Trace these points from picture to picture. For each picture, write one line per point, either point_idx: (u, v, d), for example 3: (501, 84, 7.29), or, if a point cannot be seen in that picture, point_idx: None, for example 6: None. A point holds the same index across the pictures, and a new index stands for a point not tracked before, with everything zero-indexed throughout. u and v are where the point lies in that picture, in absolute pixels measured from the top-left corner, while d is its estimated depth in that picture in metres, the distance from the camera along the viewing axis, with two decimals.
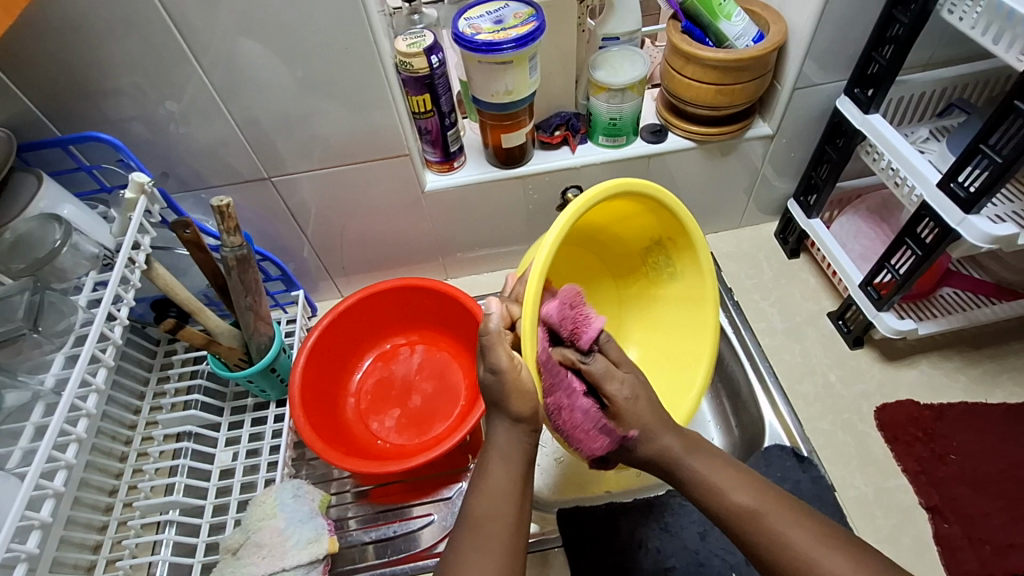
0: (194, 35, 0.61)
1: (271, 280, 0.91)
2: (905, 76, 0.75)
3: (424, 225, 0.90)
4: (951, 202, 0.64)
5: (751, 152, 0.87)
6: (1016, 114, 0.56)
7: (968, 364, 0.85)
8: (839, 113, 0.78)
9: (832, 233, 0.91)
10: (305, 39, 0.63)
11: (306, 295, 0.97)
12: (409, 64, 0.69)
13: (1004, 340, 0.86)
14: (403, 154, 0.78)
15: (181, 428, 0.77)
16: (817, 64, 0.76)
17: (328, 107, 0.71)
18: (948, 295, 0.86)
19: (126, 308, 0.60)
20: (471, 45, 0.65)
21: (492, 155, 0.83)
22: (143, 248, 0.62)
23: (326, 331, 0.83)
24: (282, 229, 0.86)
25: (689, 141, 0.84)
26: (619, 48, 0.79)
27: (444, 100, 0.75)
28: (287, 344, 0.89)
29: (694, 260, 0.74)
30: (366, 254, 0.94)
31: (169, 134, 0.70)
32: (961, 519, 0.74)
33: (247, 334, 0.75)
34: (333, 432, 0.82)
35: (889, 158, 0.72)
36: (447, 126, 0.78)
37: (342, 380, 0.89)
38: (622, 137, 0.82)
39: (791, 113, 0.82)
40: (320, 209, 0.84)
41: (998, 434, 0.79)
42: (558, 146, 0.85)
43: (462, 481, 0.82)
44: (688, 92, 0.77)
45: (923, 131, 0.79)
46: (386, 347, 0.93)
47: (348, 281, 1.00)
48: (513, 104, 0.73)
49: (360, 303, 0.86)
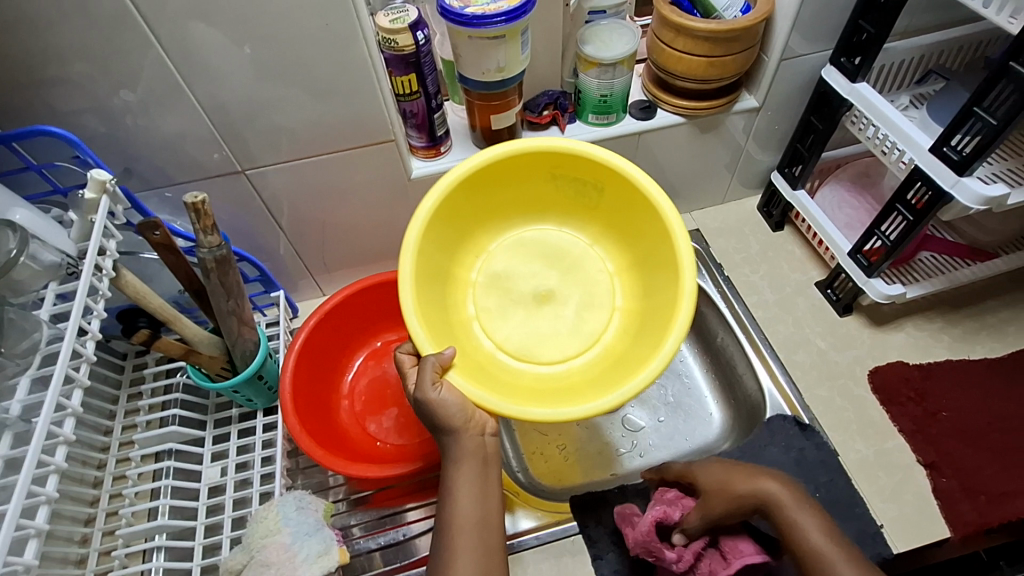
0: (154, 16, 0.55)
1: (248, 282, 0.84)
2: (889, 43, 0.76)
3: (409, 215, 0.86)
4: (943, 166, 0.65)
5: (736, 127, 0.87)
6: (1009, 77, 0.56)
7: (950, 324, 0.88)
8: (825, 83, 0.79)
9: (818, 204, 0.92)
10: (271, 20, 0.57)
11: (285, 295, 0.92)
12: (393, 42, 0.64)
13: (980, 298, 0.90)
14: (388, 140, 0.74)
15: (162, 446, 0.71)
16: (803, 35, 0.76)
17: (304, 93, 0.65)
18: (927, 259, 0.88)
19: (97, 321, 0.54)
20: (460, 18, 0.61)
21: (479, 138, 0.80)
22: (110, 252, 0.56)
23: (314, 333, 0.79)
24: (258, 226, 0.80)
25: (678, 116, 0.83)
26: (607, 22, 0.77)
27: (430, 81, 0.70)
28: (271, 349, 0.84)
29: (609, 171, 0.68)
30: (349, 249, 0.90)
31: (127, 127, 0.64)
32: (956, 473, 0.76)
33: (230, 339, 0.70)
34: (330, 436, 0.77)
35: (878, 126, 0.73)
36: (433, 108, 0.74)
37: (334, 382, 0.84)
38: (611, 115, 0.80)
39: (777, 85, 0.82)
40: (299, 203, 0.79)
41: (983, 388, 0.82)
42: (546, 126, 0.82)
43: None
44: (679, 65, 0.76)
45: (904, 99, 0.80)
46: (377, 345, 0.89)
47: (330, 278, 0.95)
48: (503, 82, 0.69)
49: (348, 300, 0.82)
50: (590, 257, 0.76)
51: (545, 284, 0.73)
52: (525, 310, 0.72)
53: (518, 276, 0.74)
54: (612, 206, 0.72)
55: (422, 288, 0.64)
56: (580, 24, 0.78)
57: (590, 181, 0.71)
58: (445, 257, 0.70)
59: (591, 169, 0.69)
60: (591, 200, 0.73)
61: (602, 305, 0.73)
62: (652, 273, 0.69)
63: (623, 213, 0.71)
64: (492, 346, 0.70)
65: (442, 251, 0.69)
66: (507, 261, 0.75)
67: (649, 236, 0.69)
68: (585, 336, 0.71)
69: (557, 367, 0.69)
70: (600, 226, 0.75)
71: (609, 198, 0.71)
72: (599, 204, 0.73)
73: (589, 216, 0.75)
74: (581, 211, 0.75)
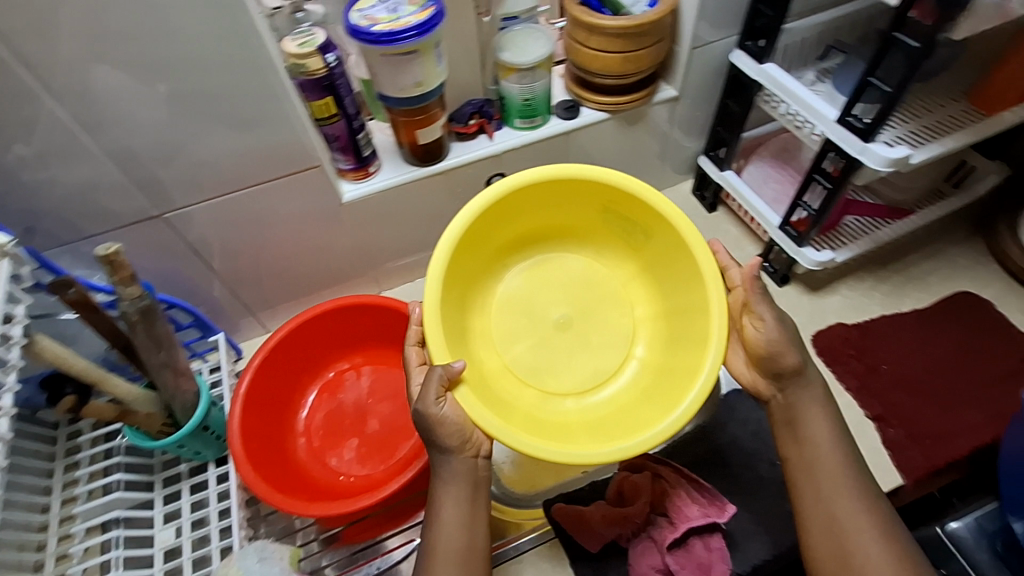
0: (39, 63, 0.51)
1: (182, 329, 0.80)
2: (790, 23, 0.79)
3: (347, 239, 0.84)
4: (850, 135, 0.69)
5: (659, 117, 0.89)
6: (896, 46, 0.60)
7: (879, 282, 0.93)
8: (736, 67, 0.82)
9: (745, 182, 0.95)
10: (171, 56, 0.55)
11: (226, 337, 0.88)
12: (304, 67, 0.63)
13: (903, 254, 0.95)
14: (313, 166, 0.71)
15: (105, 516, 0.66)
16: (711, 24, 0.78)
17: (217, 128, 0.63)
18: (852, 222, 0.93)
19: (10, 395, 0.50)
20: (369, 37, 0.60)
21: (408, 154, 0.78)
22: (18, 319, 0.52)
23: (259, 374, 0.75)
24: (186, 270, 0.76)
25: (601, 113, 0.84)
26: (522, 27, 0.77)
27: (349, 102, 0.69)
28: (216, 396, 0.80)
29: (655, 216, 0.65)
30: (288, 281, 0.86)
31: (25, 184, 0.59)
32: (901, 422, 0.80)
33: (170, 391, 0.66)
34: (289, 479, 0.74)
35: (789, 103, 0.76)
36: (356, 129, 0.72)
37: (288, 422, 0.81)
38: (537, 118, 0.81)
39: (692, 73, 0.85)
40: (227, 241, 0.75)
41: (915, 338, 0.87)
42: (474, 135, 0.82)
43: None
44: (595, 63, 0.77)
45: (810, 75, 0.83)
46: (329, 377, 0.86)
47: (272, 314, 0.91)
48: (422, 96, 0.69)
49: (291, 335, 0.78)
50: (620, 299, 0.73)
51: (568, 313, 0.71)
52: (543, 336, 0.70)
53: (541, 300, 0.72)
54: (657, 250, 0.68)
55: (446, 295, 0.63)
56: (494, 33, 0.78)
57: (631, 220, 0.68)
58: (474, 266, 0.68)
59: (637, 209, 0.66)
60: (628, 237, 0.70)
61: (620, 350, 0.71)
62: (678, 330, 0.66)
63: (657, 258, 0.69)
64: (501, 363, 0.69)
65: (469, 259, 0.67)
66: (534, 277, 0.73)
67: (680, 288, 0.66)
68: (596, 375, 0.69)
69: (562, 403, 0.68)
70: (628, 263, 0.73)
71: (648, 241, 0.69)
72: (637, 243, 0.70)
73: (621, 249, 0.73)
74: (616, 244, 0.73)
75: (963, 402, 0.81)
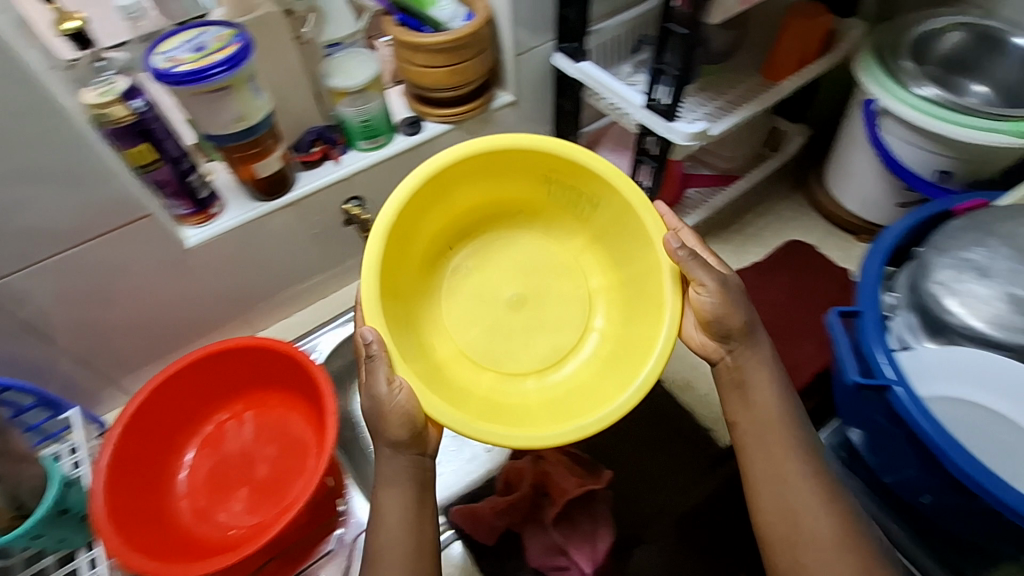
0: None
1: (25, 412, 0.73)
2: (596, 26, 0.87)
3: (206, 286, 0.81)
4: (657, 117, 0.76)
5: (503, 122, 0.94)
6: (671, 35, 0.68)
7: (722, 245, 1.03)
8: (558, 68, 0.88)
9: None
10: None
11: (83, 411, 0.81)
12: (107, 115, 0.61)
13: (739, 217, 1.06)
14: (145, 216, 0.69)
15: None
16: (528, 31, 0.84)
17: (23, 188, 0.59)
18: (692, 194, 1.02)
19: None
20: (173, 78, 0.60)
21: (251, 190, 0.77)
22: None
23: (121, 442, 0.70)
24: (19, 347, 0.71)
25: (445, 125, 0.87)
26: (344, 52, 0.78)
27: (170, 144, 0.67)
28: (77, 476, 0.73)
29: (603, 185, 0.68)
30: (148, 341, 0.82)
31: None
32: None
33: (11, 476, 0.62)
34: (168, 547, 0.70)
35: (607, 95, 0.83)
36: (185, 171, 0.70)
37: (164, 486, 0.77)
38: (381, 137, 0.82)
39: (523, 77, 0.90)
40: (63, 309, 0.71)
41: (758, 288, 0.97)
42: (320, 162, 0.82)
43: (339, 528, 0.77)
44: (426, 79, 0.80)
45: (628, 67, 0.91)
46: (208, 431, 0.82)
47: (137, 378, 0.86)
48: (250, 130, 0.69)
49: (154, 394, 0.74)
50: (574, 270, 0.76)
51: (522, 291, 0.75)
52: (500, 316, 0.74)
53: (499, 281, 0.75)
54: (607, 219, 0.71)
55: (389, 280, 0.65)
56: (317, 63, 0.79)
57: (577, 190, 0.71)
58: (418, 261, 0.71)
59: (584, 178, 0.69)
60: (577, 209, 0.73)
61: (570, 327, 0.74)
62: (637, 301, 0.70)
63: (607, 229, 0.72)
64: (454, 348, 0.72)
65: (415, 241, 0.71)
66: (481, 261, 0.76)
67: (634, 257, 0.69)
68: (554, 353, 0.73)
69: (523, 383, 0.72)
70: (577, 237, 0.76)
71: (596, 211, 0.72)
72: (586, 215, 0.73)
73: (572, 224, 0.76)
74: (566, 218, 0.75)
75: (801, 335, 0.90)
